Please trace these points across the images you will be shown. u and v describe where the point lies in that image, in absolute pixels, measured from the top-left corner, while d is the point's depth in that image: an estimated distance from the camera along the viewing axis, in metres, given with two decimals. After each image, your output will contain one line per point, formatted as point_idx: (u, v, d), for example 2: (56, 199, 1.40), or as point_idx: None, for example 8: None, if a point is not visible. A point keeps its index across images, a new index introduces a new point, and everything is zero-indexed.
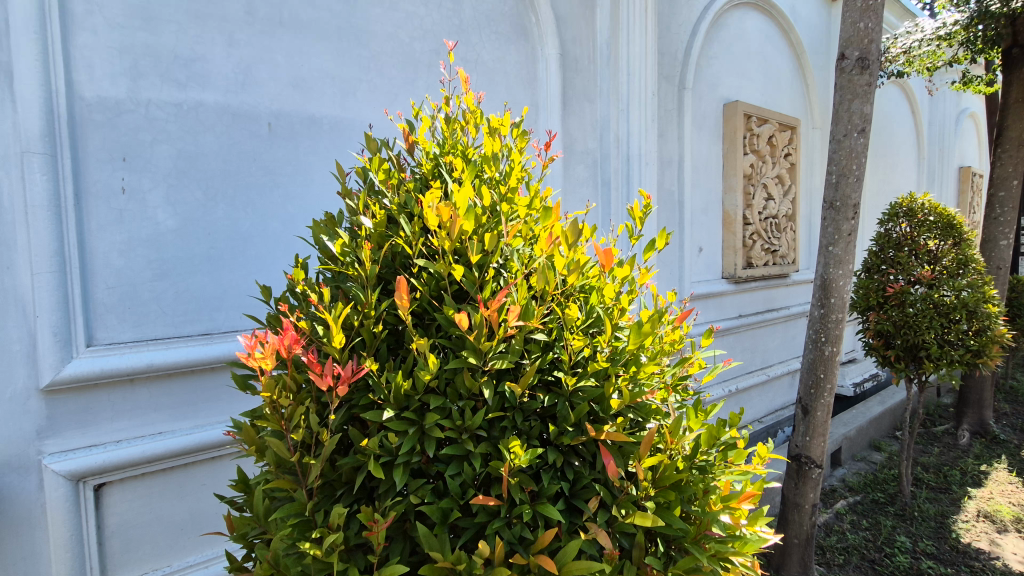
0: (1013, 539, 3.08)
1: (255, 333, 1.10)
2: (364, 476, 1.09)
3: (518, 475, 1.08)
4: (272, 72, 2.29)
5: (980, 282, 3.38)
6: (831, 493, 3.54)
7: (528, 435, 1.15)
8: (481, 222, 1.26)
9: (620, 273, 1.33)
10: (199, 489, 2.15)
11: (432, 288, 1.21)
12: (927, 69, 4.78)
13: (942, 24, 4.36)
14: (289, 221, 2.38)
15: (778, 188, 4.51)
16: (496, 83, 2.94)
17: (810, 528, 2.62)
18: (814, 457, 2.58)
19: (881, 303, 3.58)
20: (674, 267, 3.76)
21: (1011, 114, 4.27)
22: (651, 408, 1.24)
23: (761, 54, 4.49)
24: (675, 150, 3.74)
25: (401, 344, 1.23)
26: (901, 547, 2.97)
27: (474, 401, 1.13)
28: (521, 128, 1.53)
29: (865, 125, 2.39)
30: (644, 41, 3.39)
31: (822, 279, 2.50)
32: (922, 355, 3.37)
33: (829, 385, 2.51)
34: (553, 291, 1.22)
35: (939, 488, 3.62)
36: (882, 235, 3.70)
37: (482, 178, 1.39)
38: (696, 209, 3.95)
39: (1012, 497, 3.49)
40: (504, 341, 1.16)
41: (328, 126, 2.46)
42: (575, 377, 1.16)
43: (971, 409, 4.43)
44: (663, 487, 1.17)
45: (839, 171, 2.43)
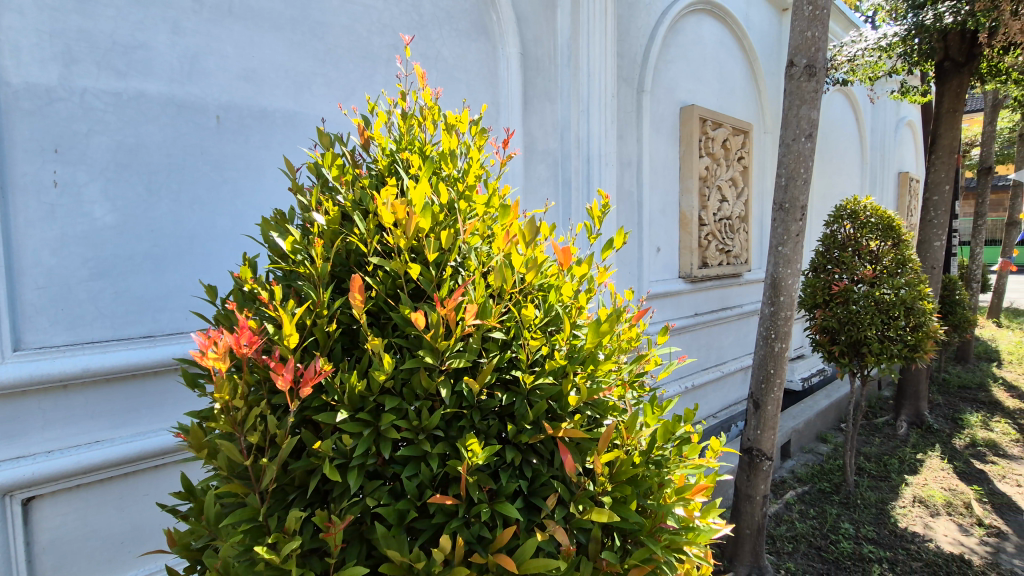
0: (945, 522, 3.28)
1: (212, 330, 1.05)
2: (317, 479, 1.06)
3: (477, 474, 1.07)
4: (221, 62, 2.19)
5: (917, 280, 3.58)
6: (781, 484, 3.69)
7: (486, 434, 1.14)
8: (438, 220, 1.24)
9: (579, 271, 1.34)
10: (141, 499, 2.04)
11: (387, 286, 1.18)
12: (869, 78, 5.03)
13: (883, 35, 4.57)
14: (239, 218, 2.28)
15: (731, 190, 4.65)
16: (456, 80, 2.92)
17: (761, 518, 2.71)
18: (764, 449, 2.67)
19: (827, 301, 3.74)
20: (633, 266, 3.82)
21: (943, 123, 4.56)
22: (608, 405, 1.26)
23: (716, 59, 4.62)
24: (634, 151, 3.81)
25: (356, 343, 1.20)
26: (845, 533, 3.11)
27: (431, 401, 1.11)
28: (480, 126, 1.52)
29: (812, 130, 2.49)
30: (604, 43, 3.42)
31: (772, 279, 2.59)
32: (864, 351, 3.54)
33: (778, 379, 2.61)
34: (510, 289, 1.22)
35: (879, 476, 3.82)
36: (828, 235, 3.86)
37: (440, 176, 1.38)
38: (654, 209, 4.03)
39: (943, 482, 3.73)
40: (461, 340, 1.15)
41: (282, 120, 2.37)
42: (533, 376, 1.16)
43: (908, 401, 4.70)
44: (620, 482, 1.19)
45: (788, 174, 2.53)
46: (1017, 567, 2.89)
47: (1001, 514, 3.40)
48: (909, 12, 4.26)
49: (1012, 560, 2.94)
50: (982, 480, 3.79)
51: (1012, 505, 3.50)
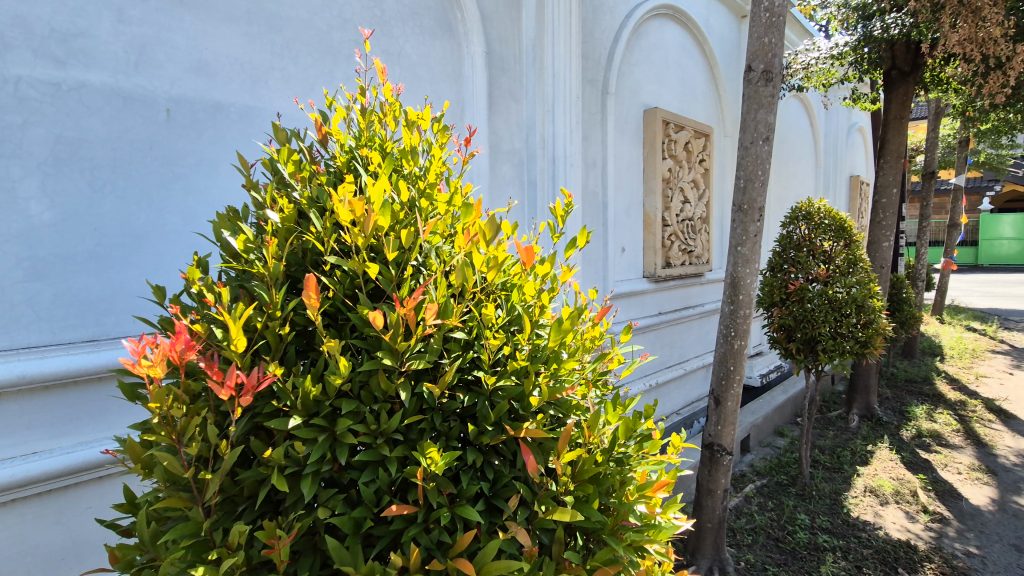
0: (893, 510, 3.43)
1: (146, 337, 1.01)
2: (268, 489, 1.02)
3: (436, 478, 1.05)
4: (172, 53, 2.10)
5: (867, 279, 3.74)
6: (741, 479, 3.78)
7: (447, 436, 1.12)
8: (398, 218, 1.22)
9: (542, 271, 1.33)
10: (84, 512, 1.93)
11: (345, 286, 1.15)
12: (822, 85, 5.23)
13: (835, 44, 4.76)
14: (191, 216, 2.19)
15: (693, 191, 4.76)
16: (419, 78, 2.88)
17: (722, 512, 2.77)
18: (725, 444, 2.73)
19: (783, 299, 3.87)
20: (598, 266, 3.86)
21: (891, 129, 4.78)
22: (571, 404, 1.26)
23: (678, 64, 4.71)
24: (599, 152, 3.85)
25: (312, 345, 1.16)
26: (802, 524, 3.22)
27: (391, 403, 1.09)
28: (442, 123, 1.50)
29: (769, 133, 2.57)
30: (569, 43, 3.44)
31: (732, 278, 2.65)
32: (818, 347, 3.68)
33: (738, 376, 2.67)
34: (472, 289, 1.20)
35: (832, 468, 3.97)
36: (784, 236, 3.97)
37: (401, 174, 1.35)
38: (619, 210, 4.08)
39: (892, 472, 3.90)
40: (422, 340, 1.13)
41: (237, 115, 2.29)
42: (494, 376, 1.15)
43: (859, 395, 4.91)
44: (582, 481, 1.18)
45: (746, 176, 2.60)
46: (959, 551, 3.05)
47: (944, 501, 3.58)
48: (859, 22, 4.48)
49: (954, 544, 3.10)
50: (926, 469, 3.99)
51: (954, 492, 3.69)
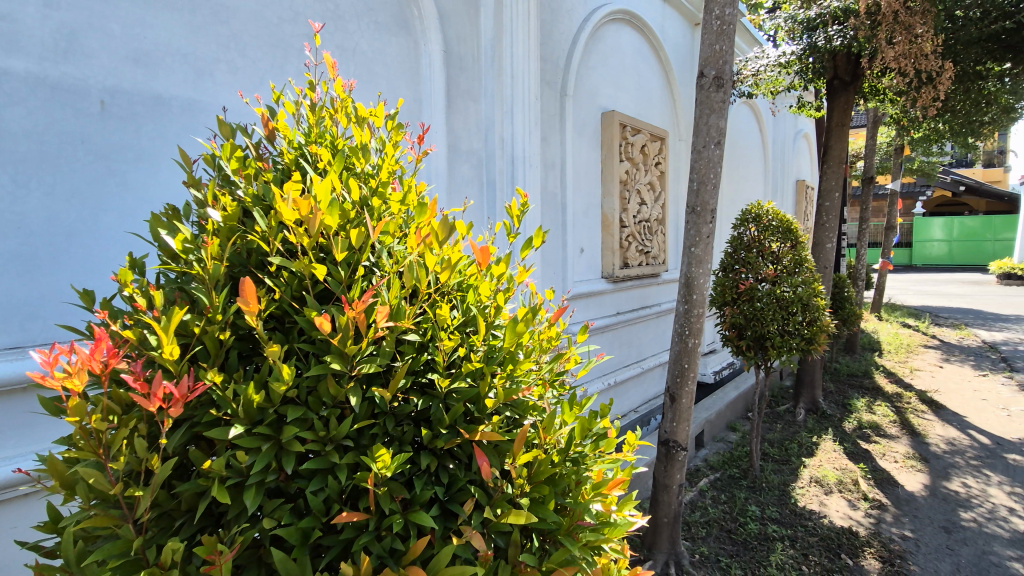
0: (836, 499, 3.60)
1: (58, 347, 0.95)
2: (208, 502, 0.98)
3: (388, 484, 1.03)
4: (106, 41, 1.98)
5: (812, 279, 3.91)
6: (696, 473, 3.88)
7: (400, 441, 1.09)
8: (349, 217, 1.18)
9: (497, 271, 1.32)
10: (5, 533, 1.79)
11: (292, 288, 1.11)
12: (770, 92, 5.43)
13: (782, 53, 4.91)
14: (128, 214, 2.07)
15: (650, 193, 4.85)
16: (375, 74, 2.82)
17: (677, 507, 2.83)
18: (680, 440, 2.80)
19: (734, 299, 4.00)
20: (557, 267, 3.89)
21: (834, 136, 5.03)
22: (528, 405, 1.26)
23: (635, 68, 4.80)
24: (557, 153, 3.87)
25: (256, 350, 1.12)
26: (752, 515, 3.33)
27: (340, 409, 1.06)
28: (396, 120, 1.47)
29: (720, 138, 2.64)
30: (528, 44, 3.45)
31: (686, 278, 2.72)
32: (767, 344, 3.83)
33: (692, 373, 2.74)
34: (426, 290, 1.18)
35: (781, 460, 4.13)
36: (735, 237, 4.11)
37: (352, 172, 1.31)
38: (578, 211, 4.12)
39: (835, 462, 4.10)
40: (373, 343, 1.10)
41: (179, 108, 2.18)
42: (449, 379, 1.13)
43: (805, 389, 5.13)
44: (538, 482, 1.18)
45: (699, 179, 2.67)
46: (896, 535, 3.23)
47: (882, 488, 3.78)
48: (804, 33, 4.67)
49: (891, 529, 3.28)
50: (867, 458, 4.21)
51: (891, 479, 3.90)
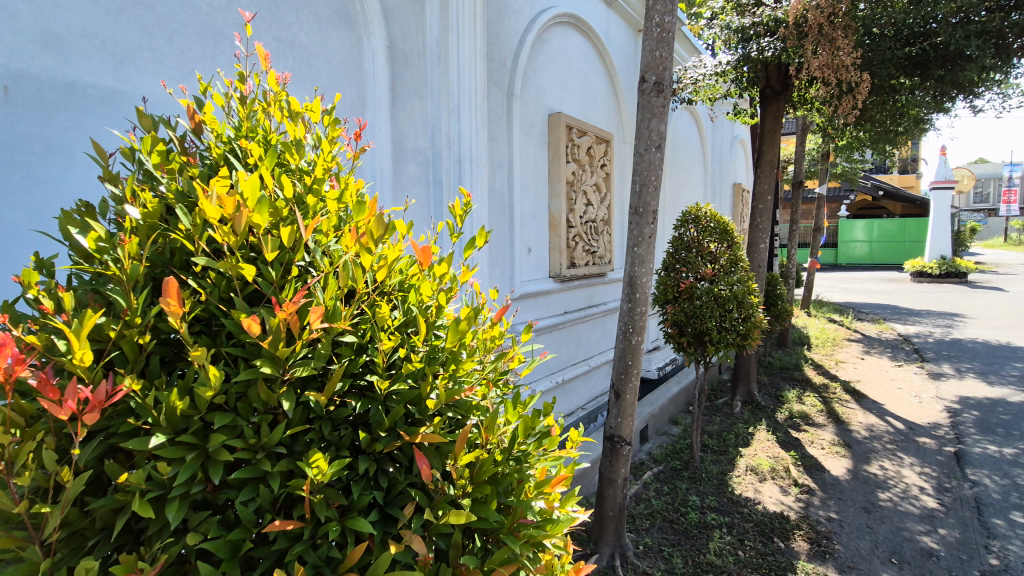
0: (770, 486, 3.80)
1: None
2: (126, 518, 0.92)
3: (324, 491, 1.00)
4: (11, 22, 1.82)
5: (746, 278, 4.11)
6: (640, 466, 4.00)
7: (338, 446, 1.06)
8: (281, 215, 1.14)
9: (439, 271, 1.31)
10: None
11: (220, 289, 1.06)
12: (708, 99, 5.65)
13: (719, 63, 5.13)
14: (36, 211, 1.92)
15: (596, 194, 4.95)
16: (315, 68, 2.74)
17: (622, 500, 2.89)
18: (624, 435, 2.87)
19: (676, 297, 4.14)
20: (505, 266, 3.89)
21: (766, 142, 5.31)
22: (470, 405, 1.25)
23: (581, 71, 4.89)
24: (504, 153, 3.88)
25: (181, 355, 1.06)
26: (693, 505, 3.46)
27: (272, 415, 1.02)
28: (333, 116, 1.43)
29: (661, 142, 2.73)
30: (474, 43, 3.44)
31: (630, 277, 2.79)
32: (706, 340, 3.99)
33: (636, 370, 2.82)
34: (364, 290, 1.15)
35: (719, 451, 4.31)
36: (676, 238, 4.25)
37: (286, 169, 1.27)
38: (525, 211, 4.15)
39: (769, 451, 4.33)
40: (308, 346, 1.06)
41: (96, 97, 2.03)
42: (388, 381, 1.11)
43: (742, 382, 5.39)
44: (480, 482, 1.17)
45: (642, 181, 2.74)
46: (823, 517, 3.45)
47: (810, 474, 4.03)
48: (739, 44, 4.89)
49: (818, 512, 3.50)
50: (797, 446, 4.47)
51: (818, 465, 4.16)
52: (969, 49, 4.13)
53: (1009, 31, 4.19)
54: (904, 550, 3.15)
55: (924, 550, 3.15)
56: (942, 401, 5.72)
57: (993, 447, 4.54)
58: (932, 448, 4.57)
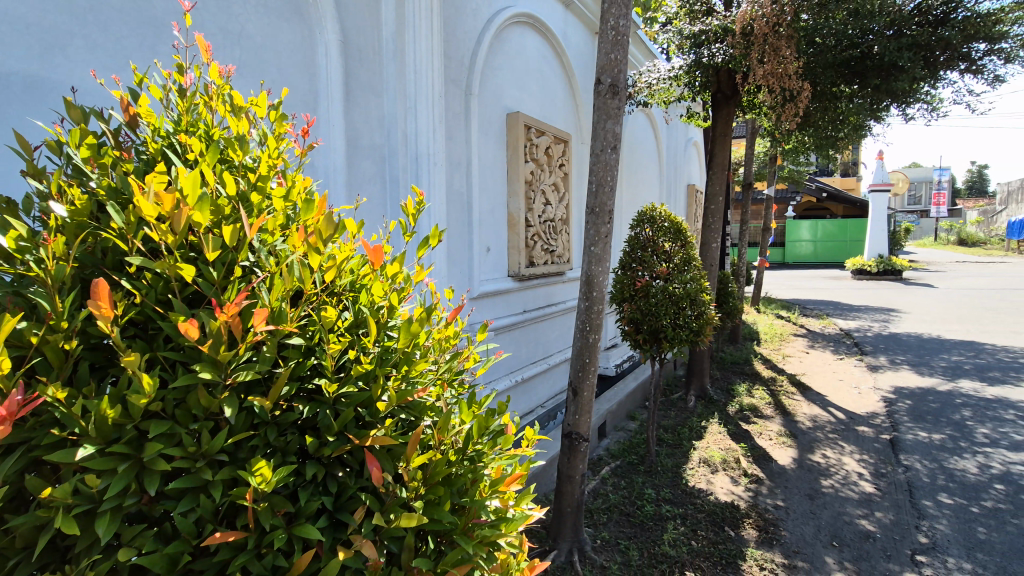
0: (721, 477, 3.94)
1: None
2: (51, 534, 0.87)
3: (269, 499, 0.97)
4: None
5: (699, 276, 4.25)
6: (598, 462, 4.06)
7: (284, 452, 1.04)
8: (223, 213, 1.10)
9: (392, 271, 1.28)
10: None
11: (156, 291, 1.01)
12: (663, 102, 5.73)
13: (672, 67, 5.23)
14: None
15: (554, 194, 4.99)
16: (264, 61, 2.65)
17: (580, 496, 2.92)
18: (582, 432, 2.91)
19: (632, 295, 4.23)
20: (463, 265, 3.88)
21: (718, 144, 5.49)
22: (424, 406, 1.23)
23: (539, 71, 4.92)
24: (462, 151, 3.86)
25: (113, 361, 1.01)
26: (648, 498, 3.54)
27: (214, 422, 0.98)
28: (281, 111, 1.39)
29: (616, 142, 2.78)
30: (431, 41, 3.40)
31: (587, 276, 2.83)
32: (662, 337, 4.09)
33: (593, 367, 2.86)
34: (312, 291, 1.12)
35: (674, 444, 4.43)
36: (632, 237, 4.34)
37: (229, 166, 1.22)
38: (484, 211, 4.14)
39: (721, 443, 4.48)
40: (252, 349, 1.03)
41: (19, 86, 1.90)
42: (337, 384, 1.08)
43: (695, 377, 5.55)
44: (433, 484, 1.16)
45: (598, 181, 2.79)
46: (770, 505, 3.60)
47: (759, 464, 4.20)
48: (691, 49, 5.01)
49: (767, 500, 3.66)
50: (747, 438, 4.65)
51: (766, 455, 4.34)
52: (901, 60, 4.40)
53: (936, 45, 4.49)
54: (844, 533, 3.33)
55: (862, 532, 3.34)
56: (879, 391, 6.08)
57: (924, 433, 4.85)
58: (870, 436, 4.84)
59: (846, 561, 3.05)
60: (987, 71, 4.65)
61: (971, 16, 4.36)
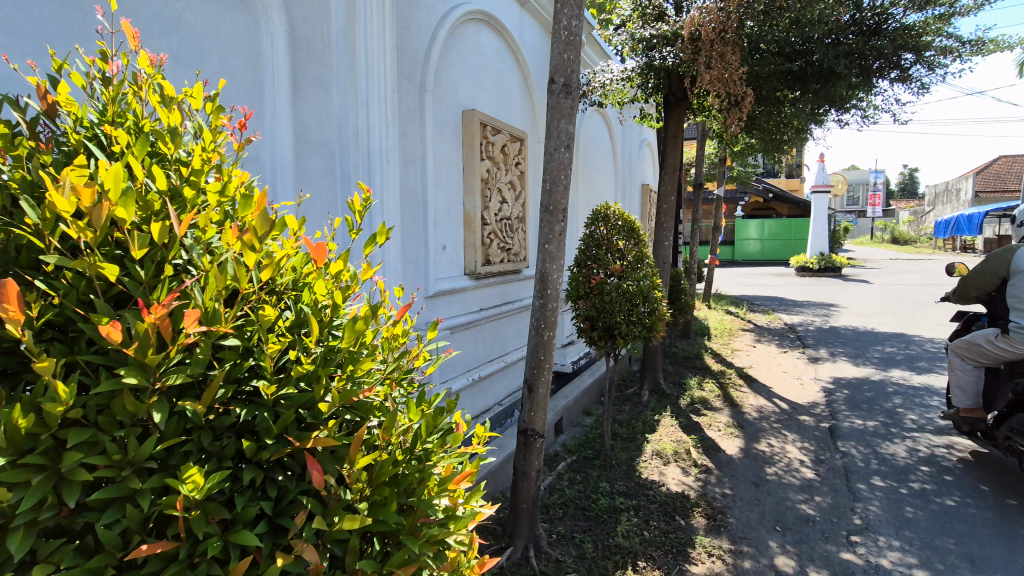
0: (673, 468, 4.06)
1: None
2: None
3: (203, 506, 0.93)
4: None
5: (651, 274, 4.35)
6: (554, 458, 4.11)
7: (220, 457, 1.00)
8: (152, 209, 1.05)
9: (336, 269, 1.25)
10: None
11: (78, 291, 0.96)
12: (617, 103, 5.83)
13: (626, 68, 5.32)
14: None
15: (510, 192, 4.99)
16: (205, 50, 2.54)
17: (535, 492, 2.94)
18: (537, 429, 2.93)
19: (587, 292, 4.29)
20: (418, 264, 3.84)
21: (669, 145, 5.64)
22: (371, 405, 1.21)
23: (494, 69, 4.91)
24: (417, 148, 3.81)
25: (29, 366, 0.95)
26: (603, 491, 3.61)
27: (142, 427, 0.94)
28: (217, 103, 1.33)
29: (569, 142, 2.81)
30: (383, 35, 3.34)
31: (542, 274, 2.85)
32: (616, 334, 4.18)
33: (548, 364, 2.88)
34: (249, 290, 1.08)
35: (627, 438, 4.53)
36: (587, 236, 4.39)
37: (160, 159, 1.16)
38: (439, 209, 4.10)
39: (672, 435, 4.62)
40: (185, 351, 0.99)
41: None
42: (277, 386, 1.05)
43: (649, 372, 5.69)
44: (378, 484, 1.15)
45: (551, 180, 2.81)
46: (718, 494, 3.74)
47: (708, 454, 4.35)
48: (643, 52, 5.12)
49: (715, 489, 3.80)
50: (697, 429, 4.80)
51: (715, 446, 4.50)
52: (839, 67, 4.63)
53: (869, 54, 4.76)
54: (786, 517, 3.49)
55: (803, 516, 3.51)
56: (819, 382, 6.40)
57: (859, 421, 5.15)
58: (811, 425, 5.10)
59: (788, 544, 3.20)
60: (914, 80, 4.97)
61: (900, 28, 4.66)
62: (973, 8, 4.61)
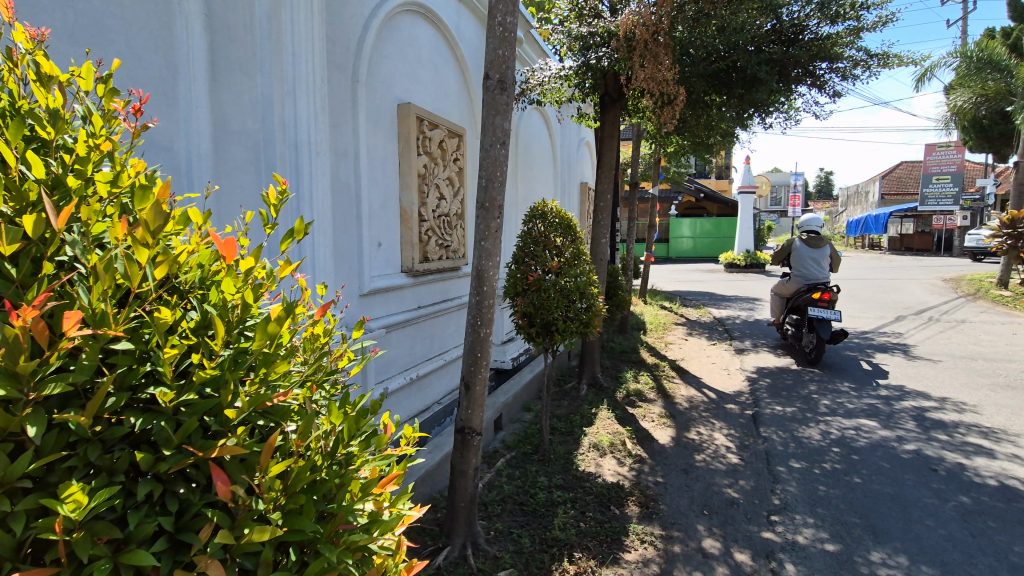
0: (609, 459, 4.17)
1: None
2: None
3: (88, 526, 0.86)
4: None
5: (587, 271, 4.44)
6: (493, 455, 4.11)
7: (111, 471, 0.92)
8: (27, 200, 0.95)
9: (247, 266, 1.18)
10: None
11: None
12: (554, 102, 5.89)
13: (563, 66, 5.38)
14: None
15: (448, 188, 4.93)
16: (106, 28, 2.33)
17: (473, 491, 2.92)
18: (475, 426, 2.92)
19: (525, 289, 4.30)
20: (351, 261, 3.71)
21: (605, 145, 5.74)
22: (288, 410, 1.15)
23: (431, 63, 4.83)
24: (349, 141, 3.68)
25: None
26: (541, 486, 3.64)
27: (16, 442, 0.85)
28: (110, 85, 1.22)
29: (505, 139, 2.80)
30: (311, 22, 3.19)
31: (478, 271, 2.83)
32: (553, 330, 4.23)
33: (485, 361, 2.87)
34: (144, 288, 1.00)
35: (566, 432, 4.60)
36: (524, 233, 4.41)
37: (37, 144, 1.05)
38: (374, 204, 3.98)
39: (609, 427, 4.74)
40: (67, 356, 0.90)
41: None
42: (178, 392, 0.97)
43: (587, 367, 5.81)
44: (294, 492, 1.09)
45: (487, 176, 2.80)
46: (651, 482, 3.89)
47: (642, 444, 4.50)
48: (580, 51, 5.20)
49: (648, 478, 3.94)
50: (631, 421, 4.96)
51: (648, 436, 4.67)
52: (760, 73, 4.90)
53: (788, 62, 5.08)
54: (713, 501, 3.68)
55: (728, 499, 3.71)
56: (744, 372, 6.78)
57: (779, 407, 5.50)
58: (736, 413, 5.39)
59: (714, 527, 3.36)
60: (829, 86, 5.36)
61: (814, 38, 4.99)
62: (878, 24, 5.00)
